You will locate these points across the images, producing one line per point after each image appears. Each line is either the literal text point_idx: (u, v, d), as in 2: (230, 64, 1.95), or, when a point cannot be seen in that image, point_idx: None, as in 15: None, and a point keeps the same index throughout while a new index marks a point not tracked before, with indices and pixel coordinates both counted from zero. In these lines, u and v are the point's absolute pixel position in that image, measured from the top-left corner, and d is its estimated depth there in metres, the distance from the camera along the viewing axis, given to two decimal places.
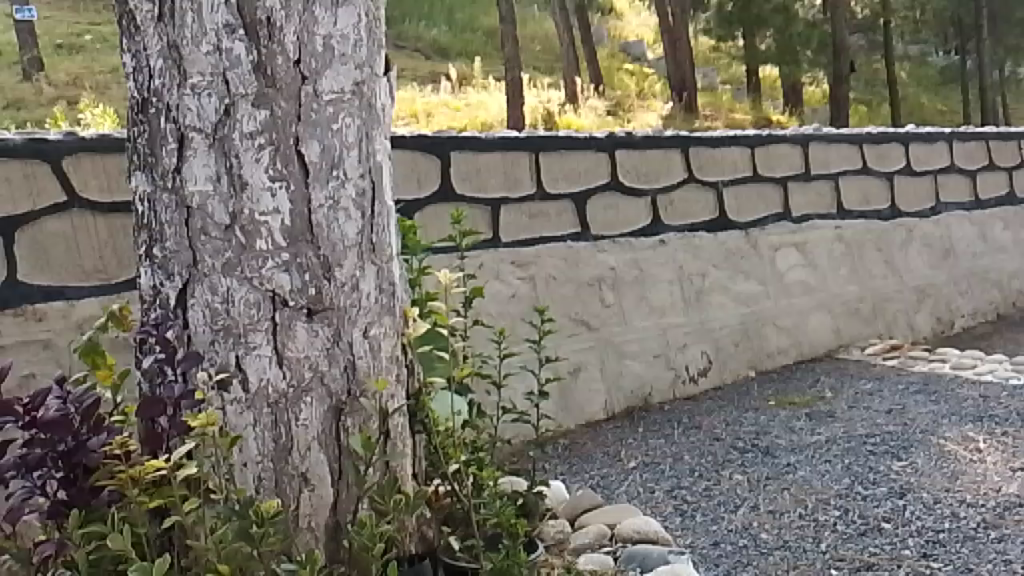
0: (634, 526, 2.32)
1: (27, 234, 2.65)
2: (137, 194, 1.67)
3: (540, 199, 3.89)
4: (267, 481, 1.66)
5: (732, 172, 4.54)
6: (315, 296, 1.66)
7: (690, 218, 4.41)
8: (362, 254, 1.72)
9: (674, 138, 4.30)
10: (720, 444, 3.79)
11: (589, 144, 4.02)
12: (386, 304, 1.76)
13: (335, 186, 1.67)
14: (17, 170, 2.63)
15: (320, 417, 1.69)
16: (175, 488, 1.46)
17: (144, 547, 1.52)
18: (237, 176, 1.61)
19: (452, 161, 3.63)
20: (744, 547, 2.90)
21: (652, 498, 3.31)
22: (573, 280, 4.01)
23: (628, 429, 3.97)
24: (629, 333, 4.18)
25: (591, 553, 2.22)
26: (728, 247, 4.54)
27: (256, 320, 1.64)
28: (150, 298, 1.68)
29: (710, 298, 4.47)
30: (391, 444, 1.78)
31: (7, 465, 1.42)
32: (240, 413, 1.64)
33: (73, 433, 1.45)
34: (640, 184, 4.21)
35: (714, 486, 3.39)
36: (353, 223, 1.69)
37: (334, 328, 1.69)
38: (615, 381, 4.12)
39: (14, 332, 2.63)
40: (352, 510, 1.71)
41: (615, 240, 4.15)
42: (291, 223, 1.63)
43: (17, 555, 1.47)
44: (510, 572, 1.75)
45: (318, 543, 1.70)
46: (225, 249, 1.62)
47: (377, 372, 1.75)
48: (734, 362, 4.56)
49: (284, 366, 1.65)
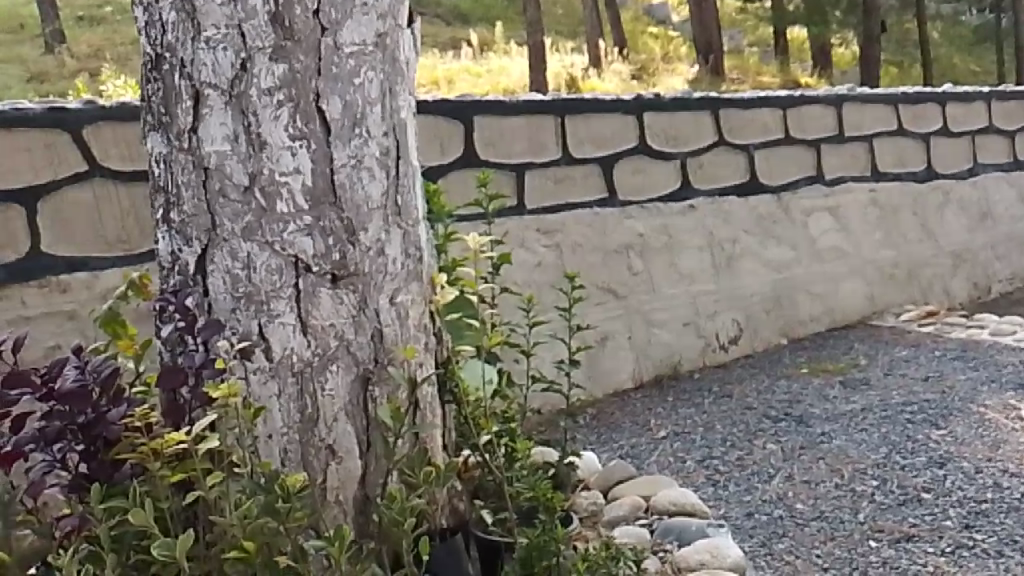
0: (671, 498, 2.25)
1: (49, 204, 2.60)
2: (153, 156, 1.60)
3: (566, 163, 3.79)
4: (293, 454, 1.60)
5: (763, 134, 4.38)
6: (340, 261, 1.59)
7: (720, 182, 4.27)
8: (388, 216, 1.64)
9: (703, 99, 4.15)
10: (752, 413, 3.71)
11: (616, 106, 3.89)
12: (413, 269, 1.69)
13: (358, 145, 1.59)
14: (38, 140, 2.58)
15: (347, 387, 1.62)
16: (198, 461, 1.41)
17: (167, 522, 1.46)
18: (256, 135, 1.53)
19: (477, 125, 3.53)
20: (779, 518, 2.82)
21: (683, 467, 3.23)
22: (600, 248, 3.91)
23: (657, 398, 3.89)
24: (658, 301, 4.09)
25: (626, 526, 2.15)
26: (759, 212, 4.41)
27: (279, 287, 1.57)
28: (168, 265, 1.62)
29: (740, 264, 4.35)
30: (421, 415, 1.72)
31: (24, 439, 1.37)
32: (264, 382, 1.58)
33: (93, 405, 1.39)
34: (669, 147, 4.08)
35: (747, 456, 3.31)
36: (378, 184, 1.61)
37: (360, 295, 1.61)
38: (643, 349, 4.04)
39: (39, 304, 2.59)
40: (381, 484, 1.65)
41: (643, 206, 4.04)
42: (312, 184, 1.56)
43: (39, 530, 1.43)
44: (545, 549, 1.68)
45: (347, 517, 1.64)
46: (245, 213, 1.55)
47: (405, 340, 1.68)
48: (765, 330, 4.45)
49: (309, 335, 1.59)
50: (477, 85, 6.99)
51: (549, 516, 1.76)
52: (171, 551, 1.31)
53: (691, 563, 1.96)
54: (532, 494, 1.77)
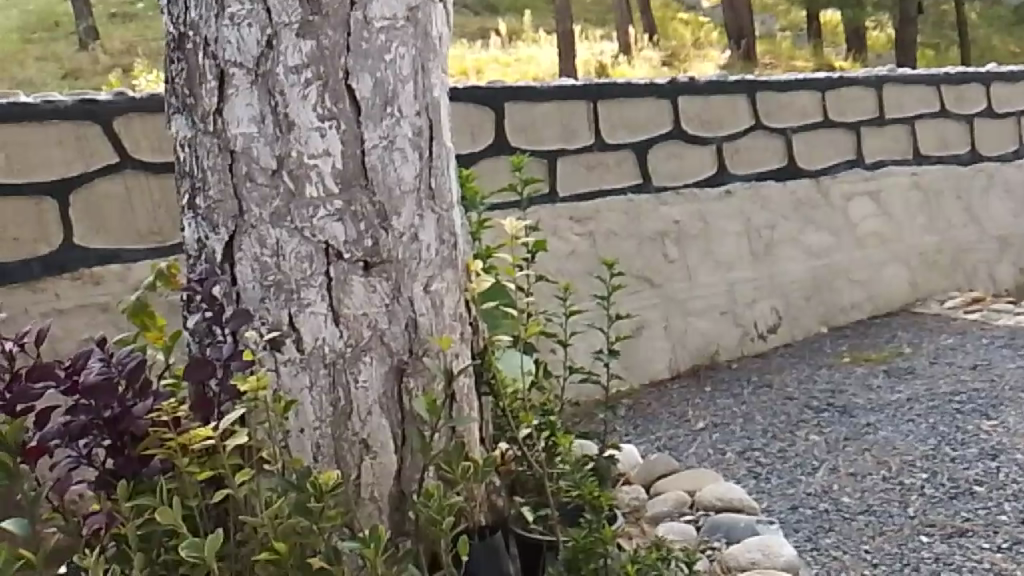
0: (716, 493, 2.16)
1: (80, 197, 2.57)
2: (177, 140, 1.54)
3: (599, 149, 3.69)
4: (326, 448, 1.54)
5: (801, 117, 4.24)
6: (372, 247, 1.52)
7: (758, 166, 4.15)
8: (421, 200, 1.56)
9: (740, 82, 4.02)
10: (793, 403, 3.59)
11: (649, 90, 3.79)
12: (448, 256, 1.61)
13: (390, 125, 1.51)
14: (69, 132, 2.56)
15: (381, 378, 1.55)
16: (226, 457, 1.35)
17: (196, 520, 1.40)
18: (283, 116, 1.46)
19: (507, 112, 3.45)
20: (824, 512, 2.72)
21: (723, 459, 3.13)
22: (635, 235, 3.81)
23: (695, 389, 3.79)
24: (695, 290, 3.98)
25: (671, 522, 2.07)
26: (798, 197, 4.27)
27: (309, 274, 1.50)
28: (195, 253, 1.56)
29: (779, 251, 4.22)
30: (458, 407, 1.64)
31: (49, 433, 1.32)
32: (295, 374, 1.52)
33: (119, 399, 1.34)
34: (705, 131, 3.96)
35: (789, 447, 3.20)
36: (412, 166, 1.54)
37: (393, 282, 1.54)
38: (680, 338, 3.93)
39: (73, 296, 2.56)
40: (418, 479, 1.58)
41: (678, 192, 3.93)
42: (343, 167, 1.49)
43: (65, 527, 1.37)
44: (593, 551, 1.59)
45: (382, 514, 1.56)
46: (273, 197, 1.48)
47: (440, 330, 1.61)
48: (805, 318, 4.32)
49: (341, 325, 1.52)
50: (506, 74, 6.88)
51: (597, 516, 1.67)
52: (200, 552, 1.25)
53: (743, 562, 1.87)
54: (583, 495, 1.66)
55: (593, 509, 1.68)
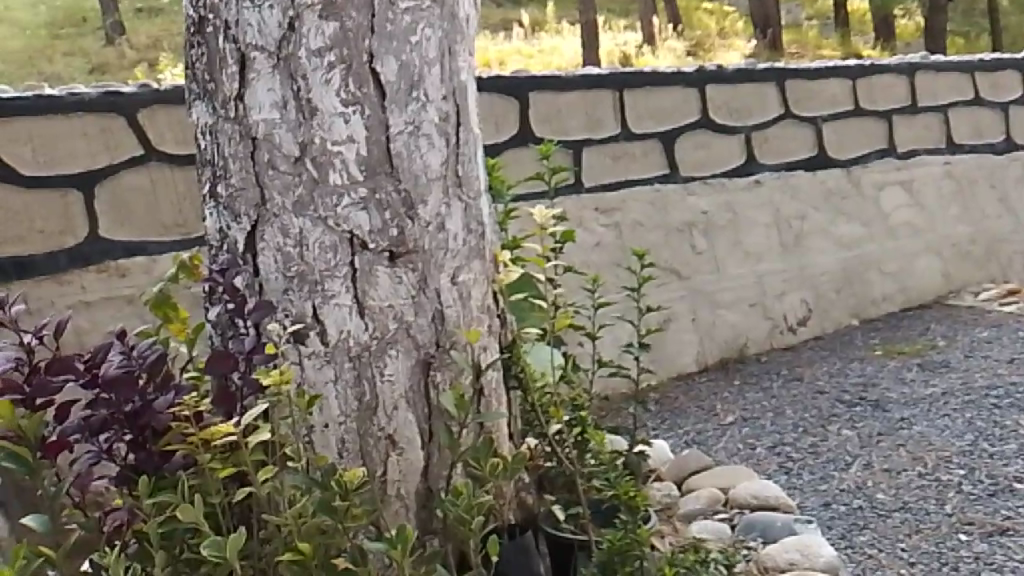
0: (752, 490, 2.10)
1: (105, 189, 2.55)
2: (199, 128, 1.50)
3: (625, 139, 3.62)
4: (351, 444, 1.49)
5: (832, 105, 4.13)
6: (397, 237, 1.47)
7: (788, 156, 4.05)
8: (448, 187, 1.51)
9: (768, 70, 3.93)
10: (824, 397, 3.51)
11: (676, 79, 3.71)
12: (475, 246, 1.56)
13: (416, 110, 1.46)
14: (94, 125, 2.54)
15: (408, 372, 1.50)
16: (249, 454, 1.31)
17: (218, 519, 1.36)
18: (306, 102, 1.42)
19: (532, 102, 3.39)
20: (859, 509, 2.64)
21: (753, 455, 3.06)
22: (662, 226, 3.74)
23: (723, 382, 3.71)
24: (723, 282, 3.89)
25: (705, 520, 2.01)
26: (829, 187, 4.17)
27: (334, 265, 1.45)
28: (217, 243, 1.52)
29: (809, 242, 4.12)
30: (486, 403, 1.59)
31: (70, 428, 1.29)
32: (319, 368, 1.47)
33: (139, 392, 1.31)
34: (733, 121, 3.87)
35: (821, 442, 3.12)
36: (438, 152, 1.49)
37: (420, 273, 1.50)
38: (708, 331, 3.86)
39: (99, 288, 2.55)
40: (445, 477, 1.53)
41: (706, 182, 3.85)
42: (367, 153, 1.44)
43: (85, 524, 1.34)
44: (630, 551, 1.52)
45: (409, 512, 1.52)
46: (296, 185, 1.44)
47: (467, 323, 1.56)
48: (836, 311, 4.22)
49: (366, 317, 1.47)
50: (529, 64, 6.80)
51: (635, 519, 1.58)
52: (222, 552, 1.21)
53: (781, 563, 1.81)
54: (617, 495, 1.59)
55: (631, 510, 1.60)
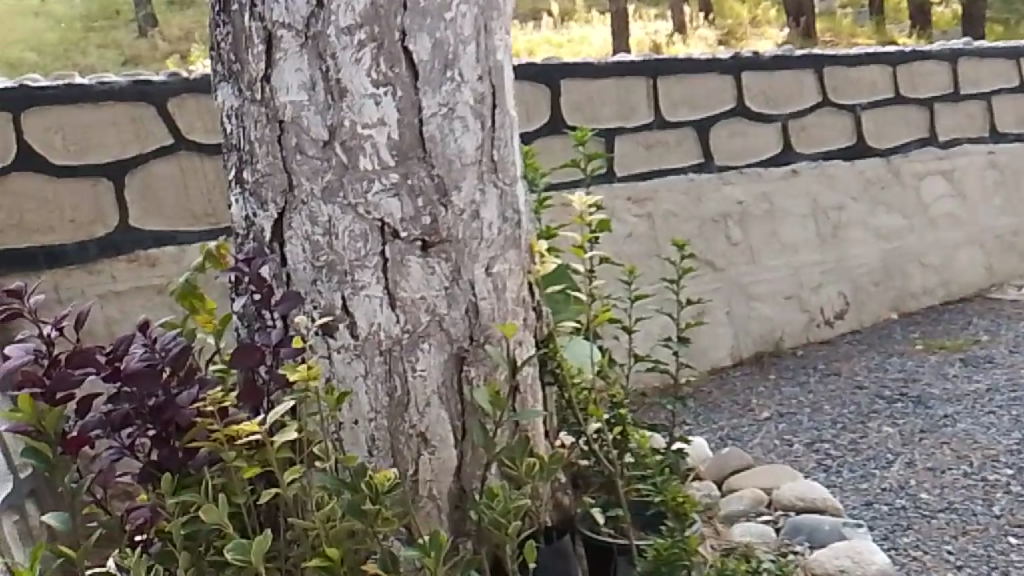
0: (797, 492, 2.01)
1: (135, 178, 2.51)
2: (224, 111, 1.44)
3: (658, 127, 3.52)
4: (381, 442, 1.43)
5: (870, 94, 3.98)
6: (430, 226, 1.40)
7: (825, 145, 3.92)
8: (483, 173, 1.44)
9: (806, 57, 3.79)
10: (864, 393, 3.39)
11: (711, 66, 3.60)
12: (511, 235, 1.49)
13: (450, 91, 1.39)
14: (124, 114, 2.50)
15: (440, 367, 1.44)
16: (275, 453, 1.25)
17: (243, 519, 1.31)
18: (335, 82, 1.35)
19: (564, 90, 3.31)
20: (902, 509, 2.53)
21: (790, 451, 2.96)
22: (696, 217, 3.64)
23: (758, 377, 3.61)
24: (759, 273, 3.78)
25: (747, 522, 1.92)
26: (868, 176, 4.03)
27: (364, 255, 1.39)
28: (243, 231, 1.46)
29: (847, 233, 3.99)
30: (521, 400, 1.52)
31: (91, 423, 1.25)
32: (348, 362, 1.41)
33: (163, 386, 1.26)
34: (769, 109, 3.75)
35: (861, 439, 3.01)
36: (473, 136, 1.42)
37: (453, 263, 1.43)
38: (743, 324, 3.75)
39: (129, 278, 2.51)
40: (479, 477, 1.46)
41: (742, 171, 3.73)
42: (399, 137, 1.37)
43: (108, 523, 1.31)
44: (678, 562, 1.43)
45: (442, 514, 1.45)
46: (325, 170, 1.38)
47: (503, 316, 1.48)
48: (874, 304, 4.09)
49: (397, 310, 1.41)
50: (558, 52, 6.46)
51: (681, 529, 1.50)
52: (247, 556, 1.16)
53: (829, 569, 1.73)
54: (661, 499, 1.52)
55: (677, 518, 1.52)
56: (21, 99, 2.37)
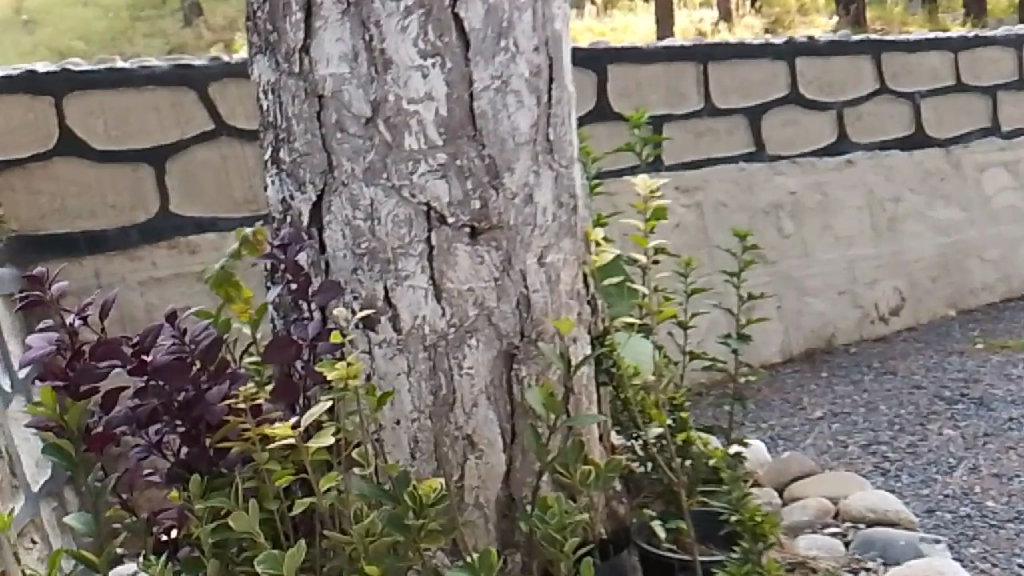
0: (867, 503, 1.87)
1: (177, 164, 2.45)
2: (261, 86, 1.34)
3: (708, 114, 3.36)
4: (424, 445, 1.32)
5: (930, 81, 3.75)
6: (480, 211, 1.29)
7: (882, 134, 3.71)
8: (538, 153, 1.33)
9: (863, 42, 3.60)
10: (922, 394, 3.21)
11: (764, 51, 3.43)
12: (567, 222, 1.37)
13: (503, 63, 1.28)
14: (165, 99, 2.42)
15: (488, 364, 1.33)
16: (311, 457, 1.15)
17: (275, 526, 1.22)
18: (379, 52, 1.24)
19: (611, 75, 3.18)
20: (967, 517, 2.37)
21: (845, 453, 2.80)
22: (747, 207, 3.48)
23: (810, 374, 3.45)
24: (811, 267, 3.61)
25: (812, 534, 1.78)
26: (926, 167, 3.81)
27: (408, 242, 1.29)
28: (279, 216, 1.36)
29: (905, 227, 3.79)
30: (575, 402, 1.41)
31: (116, 420, 1.18)
32: (391, 357, 1.31)
33: (193, 381, 1.17)
34: (824, 96, 3.56)
35: (920, 442, 2.84)
36: (527, 112, 1.30)
37: (504, 252, 1.32)
38: (794, 319, 3.59)
39: (168, 265, 2.45)
40: (530, 485, 1.36)
41: (795, 161, 3.56)
42: (447, 113, 1.26)
43: (132, 525, 1.24)
44: None
45: (489, 523, 1.35)
46: (367, 150, 1.27)
47: (557, 310, 1.37)
48: (931, 299, 3.88)
49: (443, 302, 1.30)
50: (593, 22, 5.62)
51: (758, 553, 1.36)
52: (278, 568, 1.06)
53: None
54: (737, 521, 1.36)
55: (754, 541, 1.36)
56: (63, 82, 2.31)
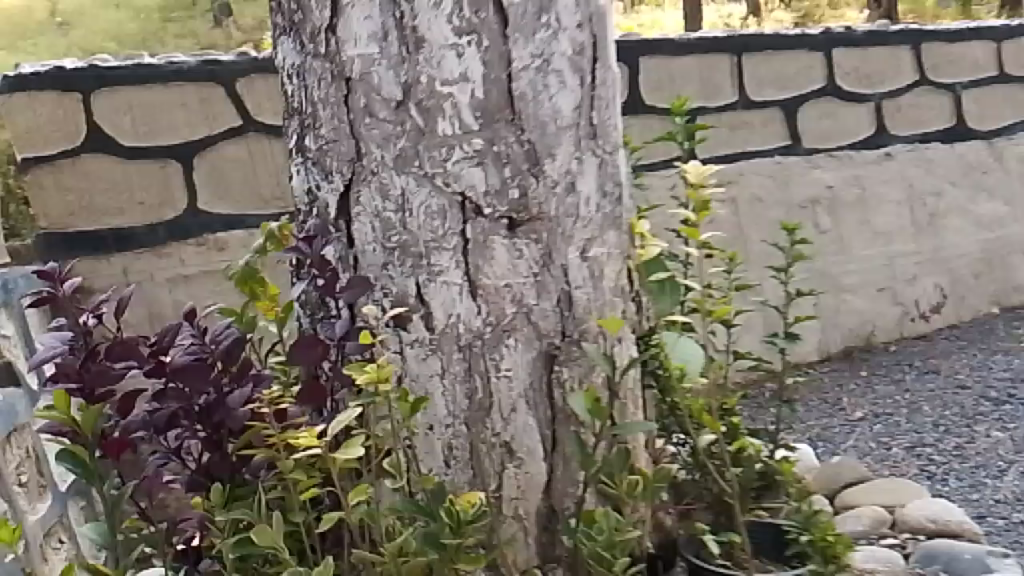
0: (926, 514, 1.78)
1: (205, 161, 2.39)
2: (285, 70, 1.27)
3: (743, 107, 3.24)
4: (459, 453, 1.24)
5: (972, 72, 3.59)
6: (519, 201, 1.20)
7: (922, 127, 3.56)
8: (581, 139, 1.23)
9: (904, 31, 3.44)
10: (967, 394, 3.07)
11: (801, 42, 3.30)
12: (612, 213, 1.28)
13: (545, 40, 1.19)
14: (192, 94, 2.36)
15: (528, 366, 1.24)
16: (339, 468, 1.07)
17: (300, 540, 1.14)
18: (410, 30, 1.16)
19: (644, 67, 3.08)
20: (1021, 525, 2.24)
21: (888, 456, 2.68)
22: (783, 202, 3.35)
23: (849, 373, 3.32)
24: (850, 263, 3.48)
25: (869, 546, 1.68)
26: (968, 161, 3.65)
27: (441, 235, 1.20)
28: (305, 207, 1.29)
29: (945, 222, 3.65)
30: (621, 407, 1.32)
31: (134, 425, 1.11)
32: (423, 358, 1.23)
33: (214, 384, 1.10)
34: (862, 88, 3.42)
35: (968, 444, 2.71)
36: (570, 94, 1.21)
37: (544, 246, 1.23)
38: (832, 317, 3.46)
39: (197, 262, 2.39)
40: (573, 497, 1.27)
41: (832, 154, 3.42)
42: (484, 96, 1.17)
43: (152, 537, 1.17)
44: None
45: (528, 537, 1.26)
46: (398, 136, 1.19)
47: (601, 308, 1.28)
48: (974, 297, 3.73)
49: (479, 300, 1.22)
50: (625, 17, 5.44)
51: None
52: None
53: None
54: (808, 541, 1.31)
55: (824, 562, 1.30)
56: (90, 78, 2.26)
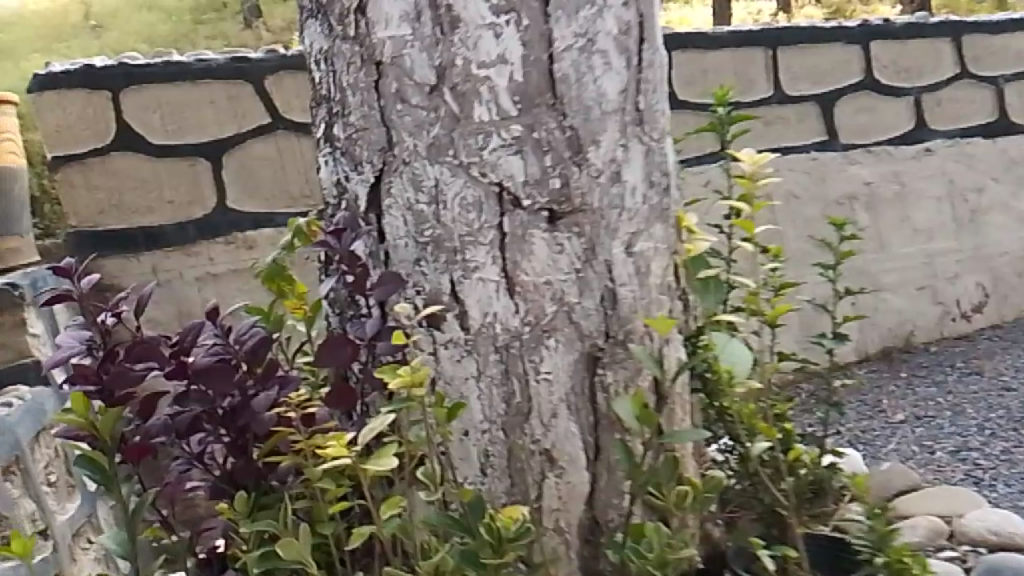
0: (987, 525, 1.68)
1: (234, 160, 2.34)
2: (313, 56, 1.21)
3: (778, 102, 3.14)
4: (497, 459, 1.18)
5: (1014, 64, 3.46)
6: (560, 191, 1.13)
7: (963, 122, 3.43)
8: (626, 125, 1.16)
9: (943, 23, 3.32)
10: (1014, 396, 2.94)
11: (838, 34, 3.19)
12: (658, 205, 1.21)
13: (589, 18, 1.12)
14: (221, 93, 2.31)
15: (569, 369, 1.16)
16: (370, 477, 1.00)
17: (329, 552, 1.08)
18: (445, 9, 1.09)
19: (676, 61, 2.99)
20: None
21: (931, 460, 2.56)
22: (820, 198, 3.23)
23: (888, 375, 3.20)
24: (889, 261, 3.36)
25: (929, 558, 1.58)
26: (1011, 156, 3.51)
27: (477, 228, 1.13)
28: (334, 200, 1.23)
29: (987, 219, 3.51)
30: (669, 413, 1.24)
31: (154, 429, 1.05)
32: (457, 360, 1.16)
33: (238, 387, 1.03)
34: (901, 82, 3.31)
35: (1016, 449, 2.59)
36: (615, 77, 1.14)
37: (587, 240, 1.15)
38: (871, 316, 3.34)
39: (228, 260, 2.34)
40: (616, 508, 1.20)
41: (870, 150, 3.30)
42: (523, 79, 1.10)
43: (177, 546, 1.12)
44: None
45: (568, 550, 1.19)
46: (431, 123, 1.12)
47: (647, 307, 1.20)
48: (1018, 296, 3.59)
49: (517, 298, 1.15)
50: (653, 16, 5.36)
51: None
52: None
53: None
54: (883, 563, 1.23)
55: None
56: (119, 76, 2.21)
